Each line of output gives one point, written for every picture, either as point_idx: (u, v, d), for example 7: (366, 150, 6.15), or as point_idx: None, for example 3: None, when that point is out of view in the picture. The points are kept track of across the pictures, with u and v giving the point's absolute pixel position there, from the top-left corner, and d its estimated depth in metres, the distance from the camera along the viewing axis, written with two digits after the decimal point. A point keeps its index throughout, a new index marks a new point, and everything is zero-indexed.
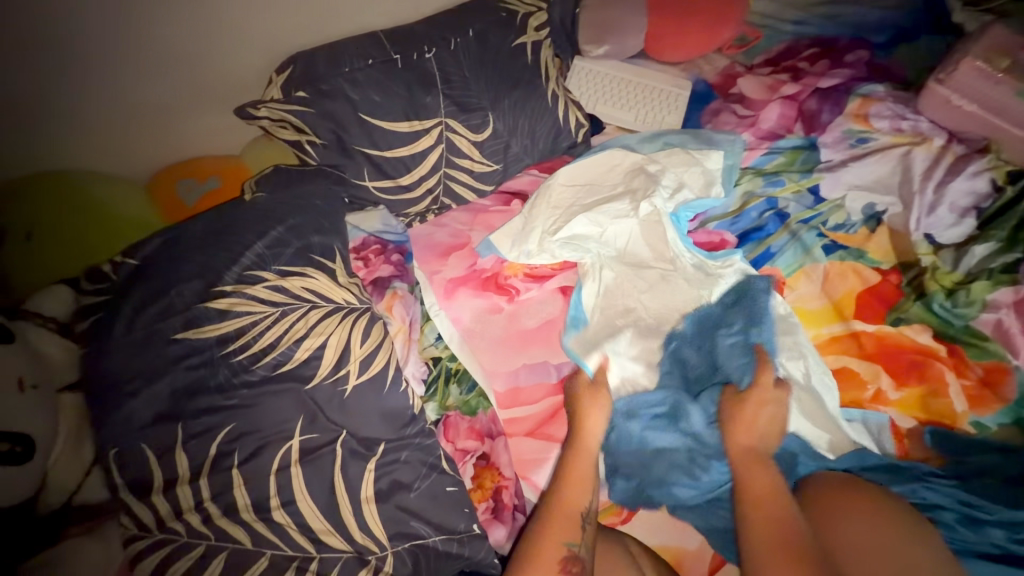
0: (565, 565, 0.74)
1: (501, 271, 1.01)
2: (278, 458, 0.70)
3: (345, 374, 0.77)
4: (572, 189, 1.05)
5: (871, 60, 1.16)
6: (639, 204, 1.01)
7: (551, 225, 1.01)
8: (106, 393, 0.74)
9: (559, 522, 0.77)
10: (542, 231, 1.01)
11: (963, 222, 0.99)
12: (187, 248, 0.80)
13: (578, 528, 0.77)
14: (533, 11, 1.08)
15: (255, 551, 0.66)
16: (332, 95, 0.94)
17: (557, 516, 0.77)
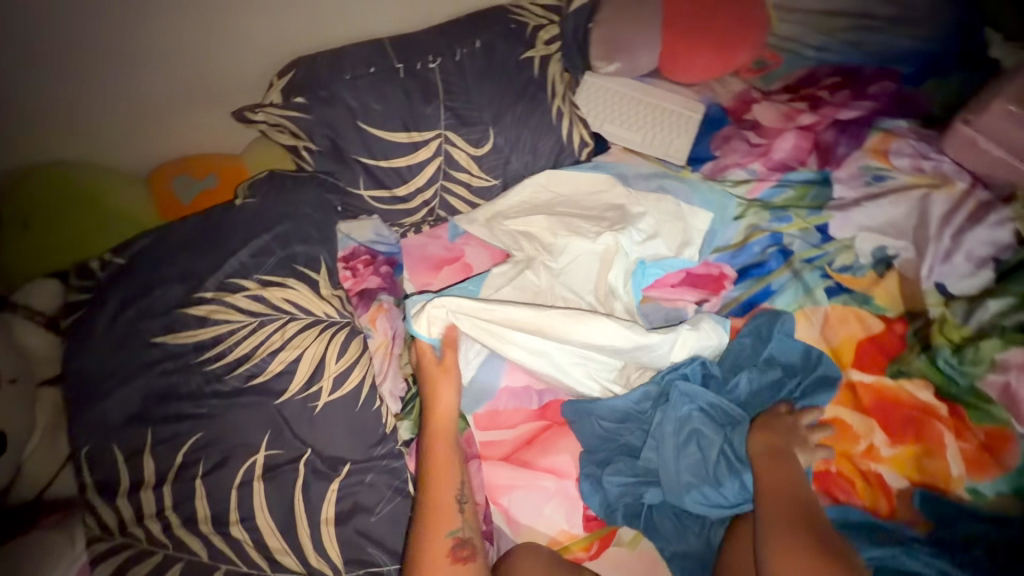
0: (454, 555, 0.71)
1: None
2: (241, 472, 0.70)
3: (317, 390, 0.76)
4: (550, 193, 1.04)
5: (895, 93, 1.11)
6: (601, 234, 0.96)
7: (511, 211, 1.02)
8: (81, 391, 0.74)
9: (438, 517, 0.73)
10: (499, 212, 1.02)
11: (978, 273, 0.94)
12: (172, 250, 0.80)
13: (456, 513, 0.74)
14: (544, 24, 1.05)
15: (209, 564, 0.67)
16: (330, 102, 0.93)
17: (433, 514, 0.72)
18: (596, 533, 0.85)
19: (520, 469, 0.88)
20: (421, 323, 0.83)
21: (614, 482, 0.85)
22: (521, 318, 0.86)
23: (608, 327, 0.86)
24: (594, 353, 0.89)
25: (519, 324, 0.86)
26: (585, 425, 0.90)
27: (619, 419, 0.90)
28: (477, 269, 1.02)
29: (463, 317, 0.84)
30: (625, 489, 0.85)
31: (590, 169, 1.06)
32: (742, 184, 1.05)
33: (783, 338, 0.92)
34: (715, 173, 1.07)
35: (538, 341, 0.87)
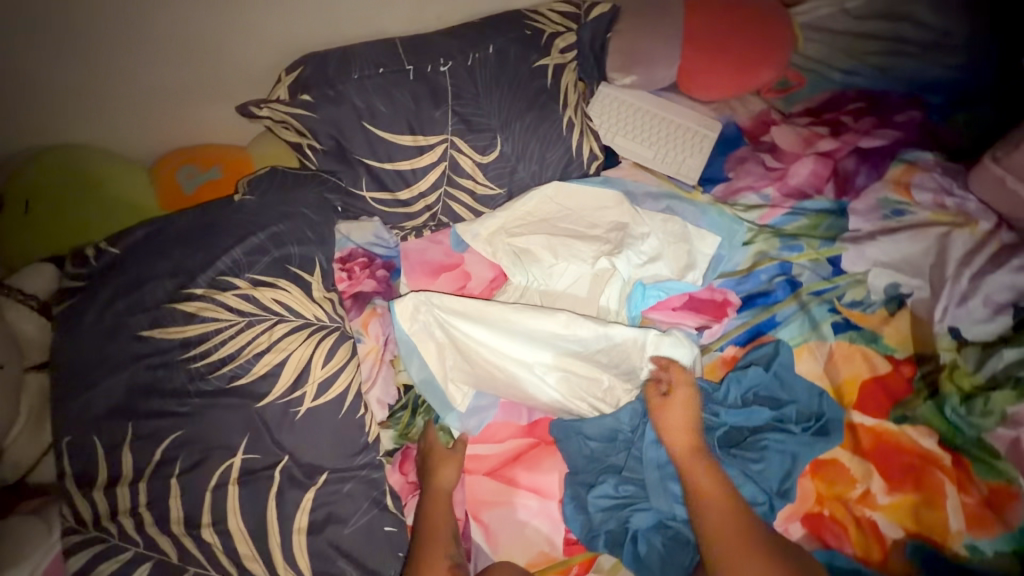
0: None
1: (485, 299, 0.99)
2: (217, 474, 0.69)
3: (300, 395, 0.75)
4: (556, 206, 1.02)
5: (922, 122, 1.07)
6: (599, 257, 0.98)
7: (513, 226, 1.01)
8: (66, 379, 0.74)
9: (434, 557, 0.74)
10: (502, 228, 1.01)
11: (995, 319, 0.89)
12: (167, 243, 0.80)
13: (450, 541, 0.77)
14: (561, 32, 1.02)
15: (178, 566, 0.66)
16: (336, 101, 0.91)
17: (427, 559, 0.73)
18: (577, 557, 0.82)
19: (504, 486, 0.85)
20: (404, 302, 0.87)
21: (598, 505, 0.83)
22: (490, 316, 0.88)
23: (572, 322, 0.87)
24: (568, 361, 0.89)
25: (490, 319, 0.88)
26: (573, 443, 0.87)
27: (606, 440, 0.88)
28: (476, 278, 1.00)
29: (438, 310, 0.88)
30: (608, 512, 0.83)
31: (600, 183, 1.04)
32: (754, 209, 1.02)
33: (776, 363, 0.89)
34: (726, 196, 1.04)
35: (509, 342, 0.87)
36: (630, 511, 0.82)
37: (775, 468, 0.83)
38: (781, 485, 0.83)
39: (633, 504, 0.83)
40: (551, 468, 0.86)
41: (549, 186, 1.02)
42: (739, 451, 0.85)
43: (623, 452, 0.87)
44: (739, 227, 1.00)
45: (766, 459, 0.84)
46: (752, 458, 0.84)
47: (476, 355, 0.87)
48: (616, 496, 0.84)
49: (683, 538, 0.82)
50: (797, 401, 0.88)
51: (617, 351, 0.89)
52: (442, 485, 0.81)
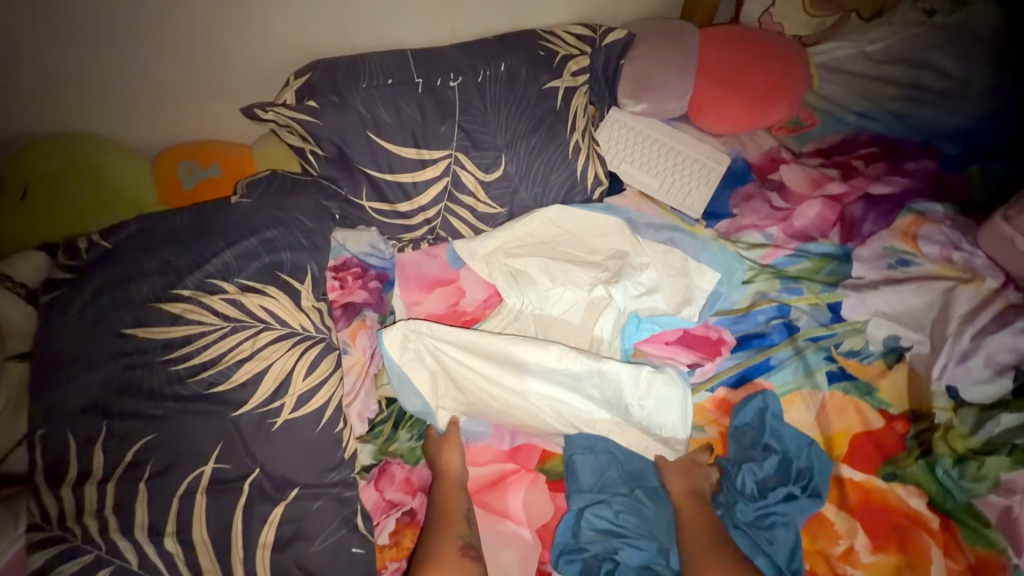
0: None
1: (478, 317, 0.97)
2: (186, 482, 0.68)
3: (278, 406, 0.74)
4: (556, 229, 1.01)
5: (935, 173, 1.05)
6: (596, 285, 0.97)
7: (512, 247, 1.01)
8: (44, 371, 0.73)
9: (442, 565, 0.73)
10: (501, 247, 1.00)
11: (996, 381, 0.87)
12: (159, 241, 0.80)
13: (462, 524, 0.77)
14: (574, 55, 1.01)
15: (138, 573, 0.65)
16: (341, 108, 0.90)
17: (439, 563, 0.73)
18: None
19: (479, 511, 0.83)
20: (392, 332, 0.87)
21: (593, 524, 0.80)
22: (480, 345, 0.87)
23: (564, 355, 0.86)
24: (558, 394, 0.86)
25: (480, 351, 0.87)
26: (600, 460, 0.85)
27: (625, 479, 0.85)
28: (470, 295, 0.99)
29: (427, 338, 0.87)
30: (600, 534, 0.79)
31: (602, 210, 1.03)
32: (757, 247, 1.01)
33: (778, 426, 0.87)
34: (728, 232, 1.03)
35: (499, 373, 0.86)
36: (619, 543, 0.79)
37: (783, 545, 0.79)
38: (790, 563, 0.78)
39: (626, 536, 0.79)
40: (529, 496, 0.84)
41: (553, 208, 1.01)
42: (749, 526, 0.81)
43: (643, 487, 0.85)
44: (739, 266, 0.98)
45: (776, 539, 0.79)
46: (761, 539, 0.80)
47: (465, 385, 0.87)
48: (614, 523, 0.80)
49: None
50: (811, 467, 0.84)
51: (608, 387, 0.87)
52: (451, 468, 0.82)
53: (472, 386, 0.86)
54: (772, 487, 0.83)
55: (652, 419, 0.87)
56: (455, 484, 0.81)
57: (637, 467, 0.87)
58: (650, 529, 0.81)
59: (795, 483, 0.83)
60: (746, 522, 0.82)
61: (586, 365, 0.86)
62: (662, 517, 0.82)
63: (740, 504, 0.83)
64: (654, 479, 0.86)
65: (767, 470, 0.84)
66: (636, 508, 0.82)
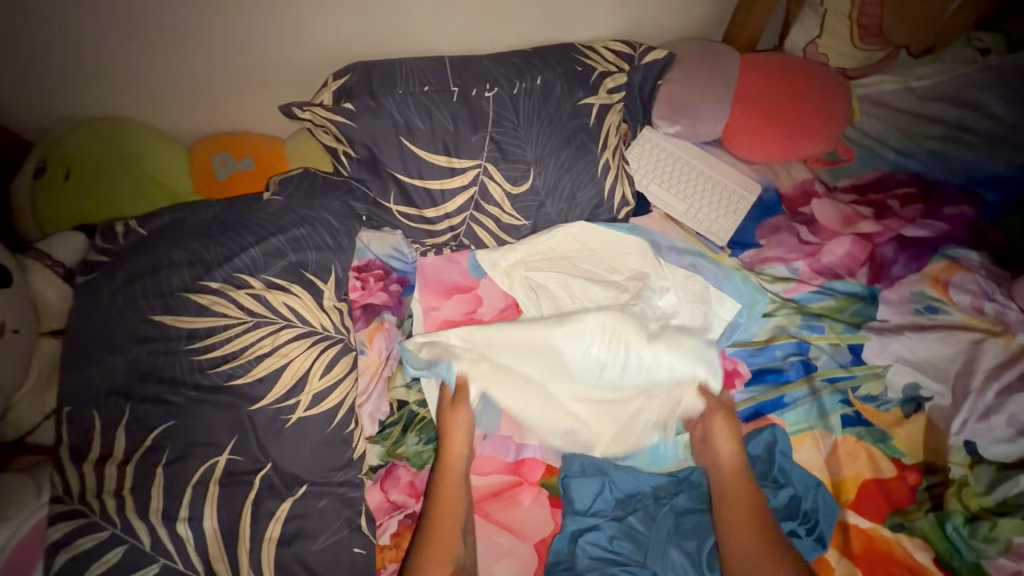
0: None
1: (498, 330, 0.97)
2: (200, 471, 0.71)
3: (293, 404, 0.76)
4: (578, 243, 1.01)
5: (972, 219, 1.02)
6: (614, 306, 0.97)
7: (533, 261, 1.01)
8: (77, 350, 0.77)
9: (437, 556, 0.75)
10: (521, 258, 1.01)
11: (1018, 442, 0.84)
12: (191, 234, 0.82)
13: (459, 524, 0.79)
14: (612, 72, 1.01)
15: (148, 555, 0.67)
16: (376, 112, 0.92)
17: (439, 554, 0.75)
18: None
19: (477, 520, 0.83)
20: (414, 343, 0.90)
21: (587, 551, 0.80)
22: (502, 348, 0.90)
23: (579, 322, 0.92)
24: (572, 364, 0.90)
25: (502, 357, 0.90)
26: (597, 478, 0.85)
27: (620, 502, 0.85)
28: (487, 305, 0.99)
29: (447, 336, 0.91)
30: (595, 562, 0.79)
31: (627, 230, 1.03)
32: (780, 281, 0.99)
33: (786, 461, 0.86)
34: (753, 263, 1.02)
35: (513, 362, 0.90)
36: (616, 571, 0.78)
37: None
38: None
39: (624, 564, 0.79)
40: (529, 511, 0.85)
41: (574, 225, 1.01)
42: None
43: (636, 511, 0.83)
44: (760, 297, 0.97)
45: None
46: None
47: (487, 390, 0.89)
48: (609, 550, 0.80)
49: None
50: (818, 511, 0.82)
51: (620, 350, 0.91)
52: (456, 445, 0.84)
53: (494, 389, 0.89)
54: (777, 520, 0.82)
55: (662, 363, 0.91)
56: (454, 471, 0.82)
57: (629, 488, 0.86)
58: (644, 556, 0.80)
59: (800, 522, 0.82)
60: None
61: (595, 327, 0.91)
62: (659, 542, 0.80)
63: None
64: (648, 500, 0.85)
65: (776, 502, 0.83)
66: (630, 534, 0.81)
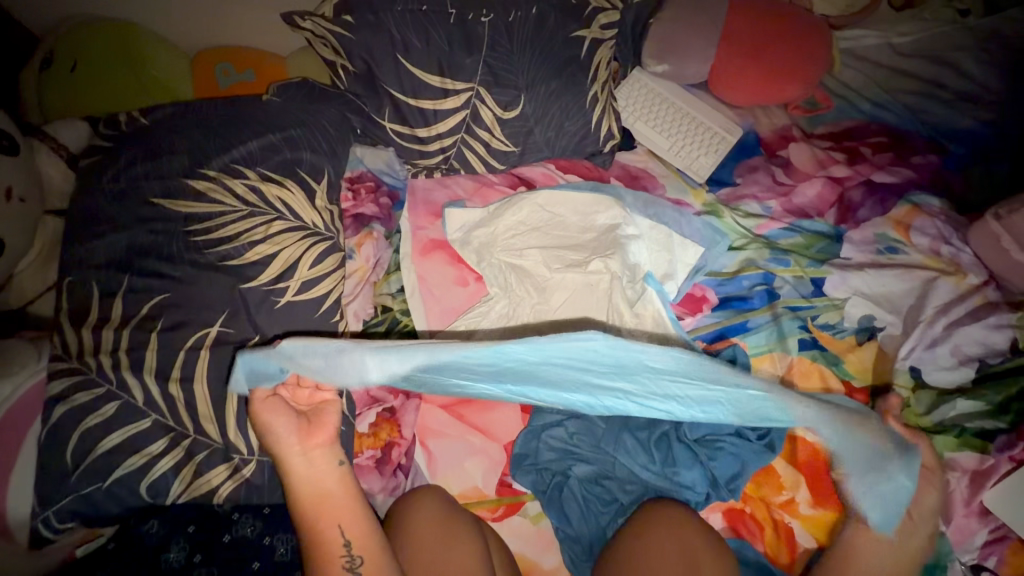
0: None
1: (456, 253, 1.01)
2: (193, 338, 0.75)
3: (283, 287, 0.81)
4: (547, 209, 1.02)
5: (938, 169, 1.07)
6: (592, 260, 0.98)
7: (509, 229, 1.01)
8: (80, 229, 0.81)
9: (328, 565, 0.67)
10: (492, 233, 1.01)
11: (958, 369, 0.91)
12: (191, 125, 0.86)
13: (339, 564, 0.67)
14: (606, 9, 1.03)
15: (142, 410, 0.73)
16: (375, 28, 0.94)
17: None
18: (506, 499, 0.88)
19: (455, 421, 0.92)
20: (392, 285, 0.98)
21: (549, 444, 0.89)
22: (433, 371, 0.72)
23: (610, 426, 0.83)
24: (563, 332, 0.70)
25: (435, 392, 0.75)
26: (566, 436, 0.89)
27: None
28: (455, 232, 1.01)
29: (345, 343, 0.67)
30: (556, 454, 0.89)
31: (589, 188, 1.03)
32: (753, 217, 1.04)
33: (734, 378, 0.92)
34: (728, 200, 1.07)
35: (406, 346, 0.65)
36: (572, 462, 0.88)
37: (724, 469, 0.86)
38: (728, 483, 0.86)
39: (578, 455, 0.88)
40: (499, 411, 0.92)
41: (561, 176, 1.08)
42: (695, 446, 0.87)
43: None
44: (722, 239, 1.02)
45: (716, 458, 0.87)
46: (703, 455, 0.87)
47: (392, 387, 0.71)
48: (568, 443, 0.89)
49: (611, 498, 0.87)
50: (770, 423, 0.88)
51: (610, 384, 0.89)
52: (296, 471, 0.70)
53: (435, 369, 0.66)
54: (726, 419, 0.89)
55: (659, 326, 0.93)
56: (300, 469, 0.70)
57: None
58: (597, 448, 0.88)
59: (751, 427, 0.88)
60: (695, 440, 0.88)
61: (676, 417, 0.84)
62: (610, 434, 0.88)
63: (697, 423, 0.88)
64: None
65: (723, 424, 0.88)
66: (588, 428, 0.89)
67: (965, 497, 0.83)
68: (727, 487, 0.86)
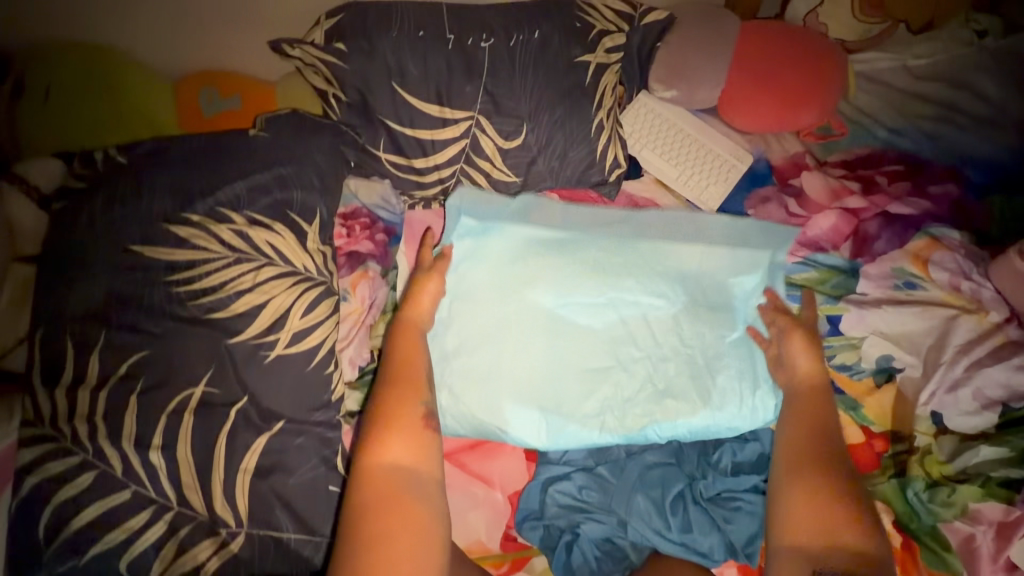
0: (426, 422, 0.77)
1: None
2: (175, 401, 0.70)
3: (273, 340, 0.76)
4: None
5: (957, 198, 1.03)
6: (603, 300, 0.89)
7: None
8: (49, 279, 0.74)
9: (406, 389, 0.78)
10: None
11: (980, 414, 0.87)
12: (172, 164, 0.80)
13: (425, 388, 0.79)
14: (611, 31, 0.98)
15: (121, 481, 0.68)
16: (369, 55, 0.89)
17: (394, 392, 0.77)
18: (511, 554, 0.84)
19: (456, 470, 0.86)
20: None
21: (556, 499, 0.85)
22: (515, 277, 0.87)
23: (620, 382, 0.85)
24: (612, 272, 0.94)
25: (488, 331, 0.85)
26: (578, 483, 0.85)
27: (591, 453, 0.88)
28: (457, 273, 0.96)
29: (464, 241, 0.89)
30: (563, 509, 0.84)
31: None
32: None
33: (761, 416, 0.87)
34: None
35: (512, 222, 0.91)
36: (582, 518, 0.84)
37: (742, 531, 0.82)
38: (745, 547, 0.82)
39: (588, 512, 0.84)
40: (504, 461, 0.87)
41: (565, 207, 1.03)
42: (712, 507, 0.84)
43: (607, 462, 0.87)
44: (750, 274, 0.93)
45: (734, 521, 0.83)
46: (720, 517, 0.83)
47: (464, 272, 0.87)
48: (577, 498, 0.85)
49: (620, 555, 0.84)
50: None
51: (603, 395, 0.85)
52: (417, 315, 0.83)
53: (504, 226, 0.89)
54: (745, 472, 0.87)
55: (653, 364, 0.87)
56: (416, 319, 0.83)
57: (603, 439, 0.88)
58: (609, 504, 0.84)
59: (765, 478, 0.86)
60: (709, 500, 0.85)
61: (687, 369, 0.87)
62: (624, 492, 0.84)
63: (710, 477, 0.86)
64: (620, 453, 0.87)
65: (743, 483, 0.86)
66: (599, 484, 0.86)
67: (992, 552, 0.80)
68: (743, 552, 0.82)
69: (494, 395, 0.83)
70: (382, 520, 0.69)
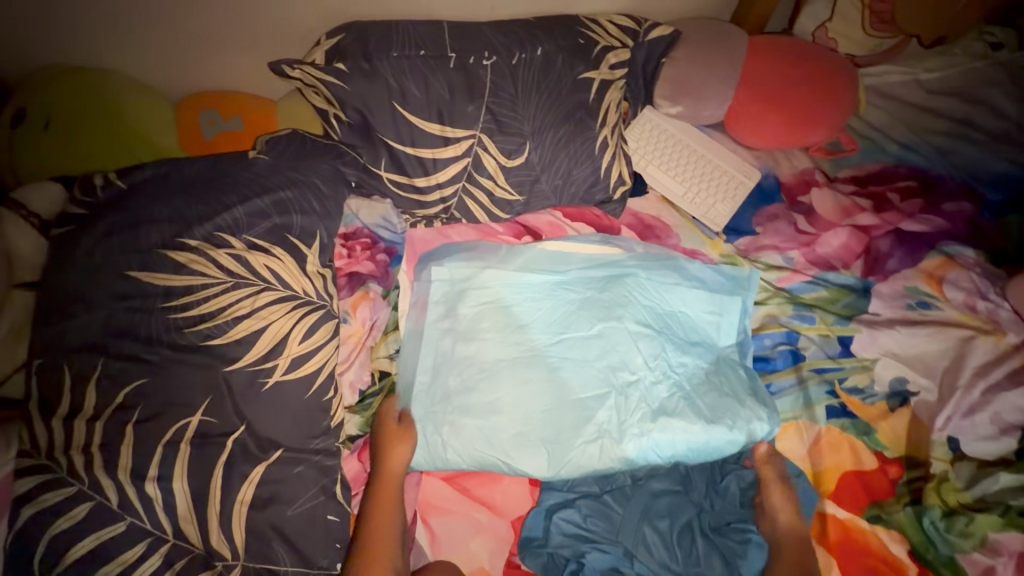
0: None
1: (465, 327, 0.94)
2: (173, 430, 0.69)
3: (271, 366, 0.75)
4: (551, 258, 0.95)
5: (972, 216, 1.01)
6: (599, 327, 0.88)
7: (515, 290, 0.91)
8: (47, 306, 0.73)
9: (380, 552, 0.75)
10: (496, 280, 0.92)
11: (999, 440, 0.85)
12: (170, 189, 0.79)
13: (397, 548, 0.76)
14: (615, 47, 0.96)
15: (116, 513, 0.66)
16: (370, 75, 0.88)
17: (368, 554, 0.74)
18: None
19: (458, 495, 0.85)
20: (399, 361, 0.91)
21: (561, 527, 0.83)
22: (510, 317, 0.89)
23: (616, 406, 0.83)
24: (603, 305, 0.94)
25: (488, 368, 0.85)
26: (581, 512, 0.83)
27: (597, 480, 0.86)
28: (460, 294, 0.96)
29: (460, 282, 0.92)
30: (568, 539, 0.82)
31: (599, 242, 0.97)
32: (774, 269, 0.98)
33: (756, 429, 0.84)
34: (748, 250, 1.01)
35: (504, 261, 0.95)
36: (587, 548, 0.81)
37: (753, 564, 0.80)
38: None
39: (594, 541, 0.82)
40: (507, 486, 0.86)
41: (569, 225, 1.02)
42: (720, 538, 0.82)
43: (613, 489, 0.85)
44: (744, 292, 0.95)
45: (746, 554, 0.80)
46: (732, 550, 0.81)
47: (462, 309, 0.90)
48: (583, 527, 0.83)
49: None
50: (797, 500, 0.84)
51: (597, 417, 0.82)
52: (391, 466, 0.79)
53: (494, 271, 0.92)
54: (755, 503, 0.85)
55: (645, 382, 0.85)
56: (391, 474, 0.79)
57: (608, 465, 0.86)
58: (615, 533, 0.82)
59: None
60: (718, 530, 0.83)
61: (675, 391, 0.85)
62: (631, 521, 0.82)
63: (719, 505, 0.85)
64: (626, 480, 0.85)
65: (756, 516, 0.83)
66: (605, 512, 0.83)
67: None
68: None
69: (495, 430, 0.81)
70: (371, 547, 0.74)
